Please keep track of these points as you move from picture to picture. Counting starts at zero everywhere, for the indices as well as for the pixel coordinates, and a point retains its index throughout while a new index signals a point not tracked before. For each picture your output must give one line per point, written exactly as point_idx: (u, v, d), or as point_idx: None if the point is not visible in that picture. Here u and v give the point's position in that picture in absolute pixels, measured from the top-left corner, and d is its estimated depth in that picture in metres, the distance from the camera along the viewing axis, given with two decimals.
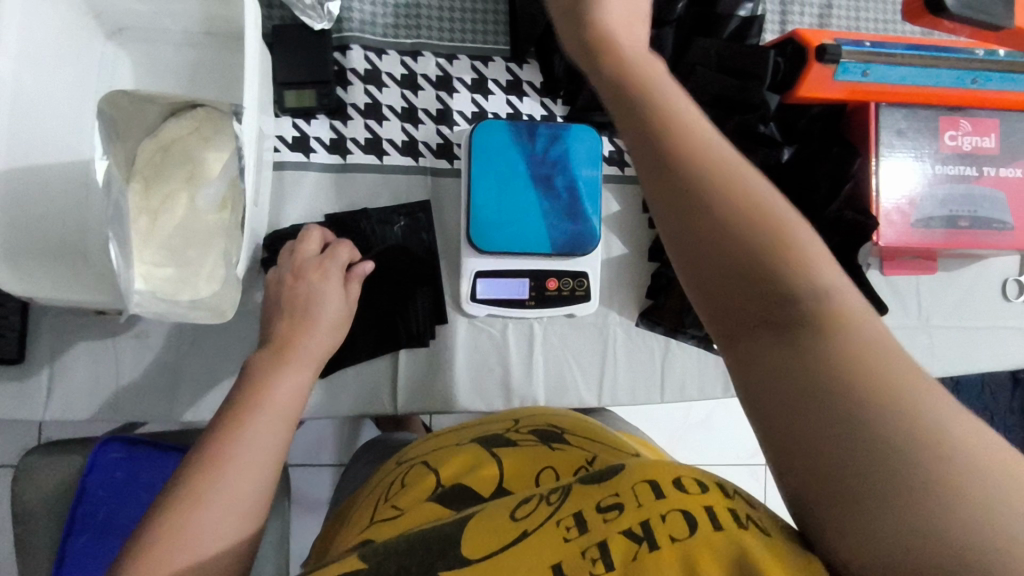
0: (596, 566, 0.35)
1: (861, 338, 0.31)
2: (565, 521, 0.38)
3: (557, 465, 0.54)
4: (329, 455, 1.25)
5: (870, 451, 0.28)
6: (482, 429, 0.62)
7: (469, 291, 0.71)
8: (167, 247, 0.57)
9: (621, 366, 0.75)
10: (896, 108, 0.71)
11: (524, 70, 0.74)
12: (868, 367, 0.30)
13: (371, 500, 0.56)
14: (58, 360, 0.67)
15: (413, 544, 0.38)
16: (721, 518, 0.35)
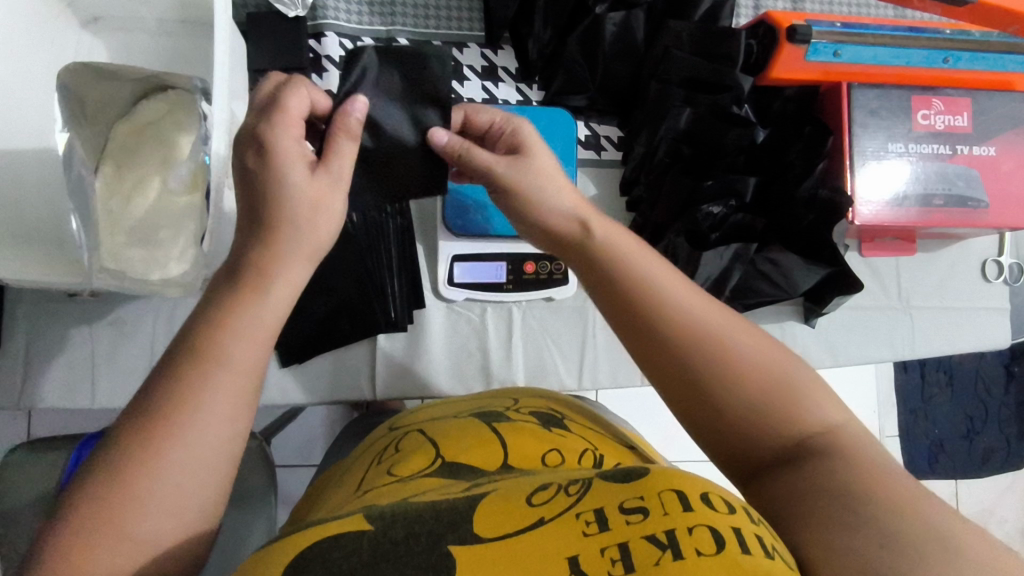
0: (614, 568, 0.29)
1: (788, 394, 0.40)
2: (584, 515, 0.32)
3: (561, 450, 0.51)
4: (317, 455, 1.24)
5: (840, 506, 0.33)
6: (478, 404, 0.62)
7: (447, 276, 0.72)
8: (137, 228, 0.57)
9: (600, 350, 0.75)
10: (868, 88, 0.71)
11: (499, 56, 0.75)
12: (794, 419, 0.39)
13: (362, 468, 0.56)
14: (34, 347, 0.66)
15: (425, 511, 0.32)
16: (749, 543, 0.30)
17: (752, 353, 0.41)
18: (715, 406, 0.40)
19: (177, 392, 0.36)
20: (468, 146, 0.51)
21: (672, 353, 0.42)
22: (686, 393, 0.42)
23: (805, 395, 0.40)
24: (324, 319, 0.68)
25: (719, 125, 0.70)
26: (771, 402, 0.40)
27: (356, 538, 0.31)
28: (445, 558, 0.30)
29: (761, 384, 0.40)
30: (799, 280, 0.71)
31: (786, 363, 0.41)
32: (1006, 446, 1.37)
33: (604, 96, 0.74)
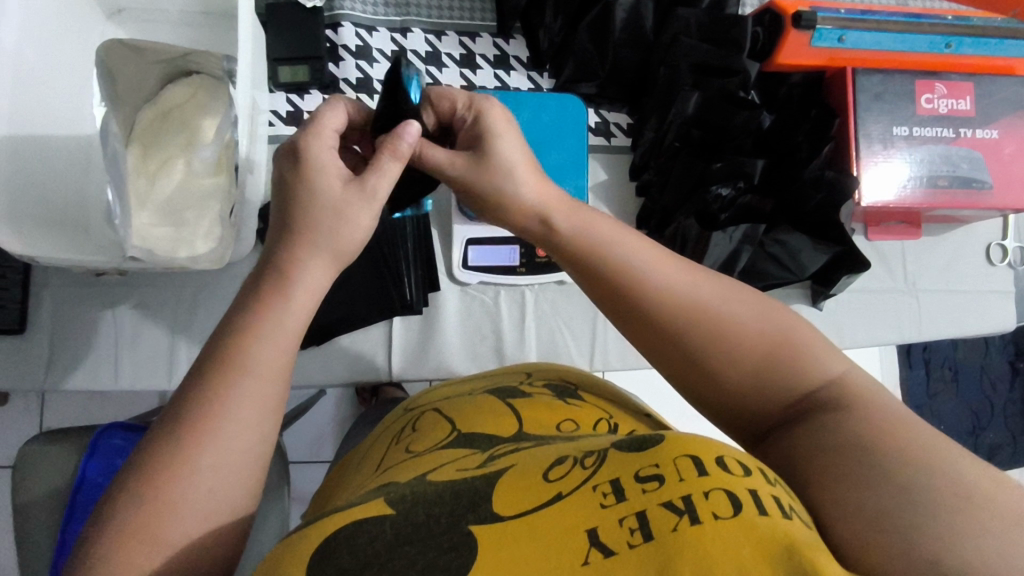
0: (633, 539, 0.28)
1: (784, 355, 0.38)
2: (601, 487, 0.31)
3: (576, 419, 0.50)
4: (328, 450, 1.25)
5: (846, 467, 0.32)
6: (491, 383, 0.62)
7: (461, 259, 0.74)
8: (164, 208, 0.59)
9: (612, 331, 0.76)
10: (873, 73, 0.72)
11: (511, 45, 0.76)
12: (793, 378, 0.38)
13: (380, 446, 0.56)
14: (58, 331, 0.68)
15: (445, 494, 0.32)
16: (769, 508, 0.28)
17: (743, 318, 0.39)
18: (721, 383, 0.39)
19: (216, 348, 0.37)
20: (421, 144, 0.47)
21: (661, 329, 0.41)
22: (685, 372, 0.41)
23: (802, 353, 0.38)
24: (342, 300, 0.70)
25: (727, 108, 0.71)
26: (768, 364, 0.38)
27: (379, 523, 0.30)
28: (466, 539, 0.29)
29: (755, 347, 0.39)
30: (807, 262, 0.73)
31: (778, 320, 0.40)
32: (1011, 442, 1.40)
33: (613, 84, 0.75)
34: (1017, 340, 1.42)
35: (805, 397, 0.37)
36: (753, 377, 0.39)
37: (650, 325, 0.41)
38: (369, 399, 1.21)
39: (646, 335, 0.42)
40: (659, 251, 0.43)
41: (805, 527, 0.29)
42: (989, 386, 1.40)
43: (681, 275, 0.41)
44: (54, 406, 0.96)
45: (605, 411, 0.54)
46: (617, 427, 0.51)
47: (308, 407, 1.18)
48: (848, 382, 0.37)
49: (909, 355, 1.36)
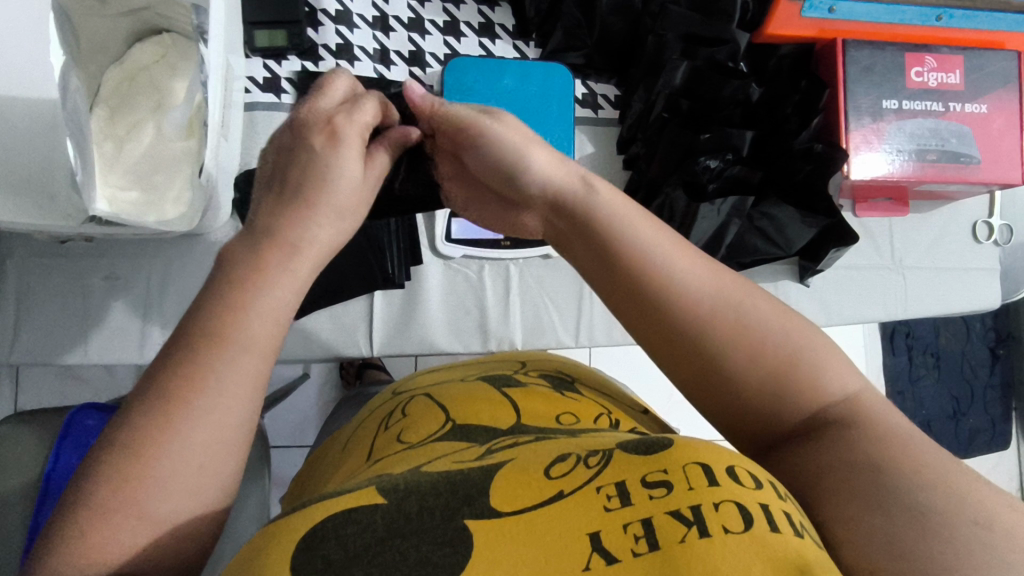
0: (638, 546, 0.28)
1: (799, 371, 0.36)
2: (605, 489, 0.31)
3: (570, 411, 0.49)
4: (311, 435, 1.23)
5: (853, 477, 0.32)
6: (485, 370, 0.61)
7: (444, 232, 0.72)
8: (134, 171, 0.56)
9: (598, 307, 0.75)
10: (863, 44, 0.71)
11: (496, 13, 0.74)
12: (804, 398, 0.36)
13: (368, 431, 0.55)
14: (26, 302, 0.65)
15: (442, 483, 0.32)
16: (777, 521, 0.29)
17: (760, 325, 0.37)
18: (734, 395, 0.37)
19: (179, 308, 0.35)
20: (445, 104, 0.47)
21: (674, 336, 0.38)
22: (698, 381, 0.38)
23: (818, 368, 0.36)
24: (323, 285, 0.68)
25: (716, 78, 0.71)
26: (781, 378, 0.36)
27: (372, 512, 0.30)
28: (461, 533, 0.29)
29: (770, 359, 0.36)
30: (793, 236, 0.73)
31: (807, 344, 0.37)
32: (990, 427, 1.41)
33: (601, 55, 0.74)
34: (997, 326, 1.43)
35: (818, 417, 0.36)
36: (772, 399, 0.36)
37: (664, 327, 0.39)
38: (353, 384, 1.20)
39: (657, 336, 0.39)
40: (675, 246, 0.40)
41: (813, 545, 0.29)
42: (970, 372, 1.41)
43: (701, 276, 0.39)
44: (27, 384, 0.94)
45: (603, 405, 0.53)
46: (618, 423, 0.49)
47: (291, 390, 1.16)
48: (862, 400, 0.36)
49: (891, 340, 1.36)
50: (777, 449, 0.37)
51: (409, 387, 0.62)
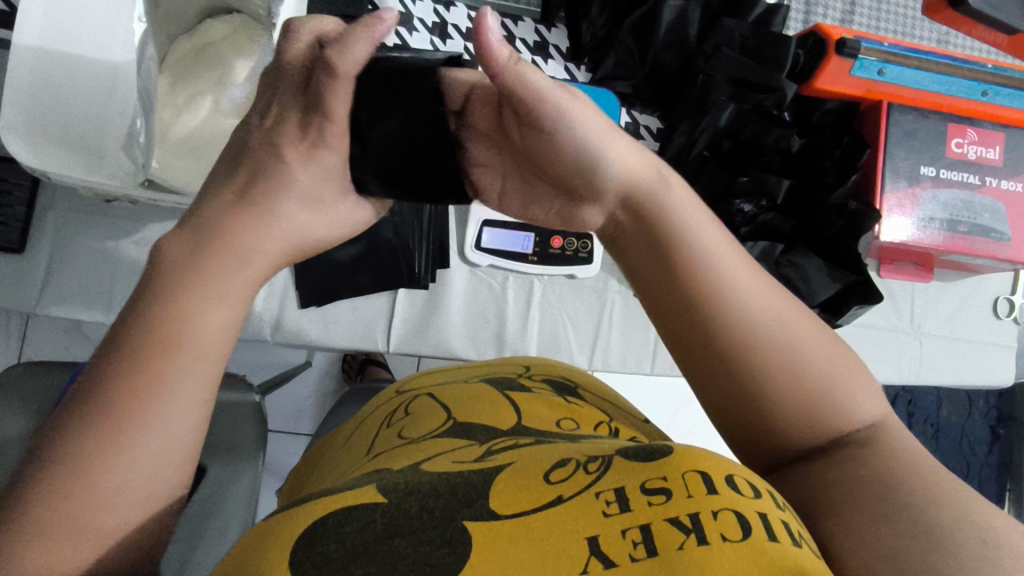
0: (636, 552, 0.29)
1: (822, 389, 0.38)
2: (604, 495, 0.31)
3: (576, 416, 0.50)
4: (306, 425, 1.24)
5: (862, 498, 0.34)
6: (491, 372, 0.61)
7: (474, 240, 0.72)
8: (184, 145, 0.57)
9: (615, 332, 0.75)
10: (906, 110, 0.73)
11: (553, 33, 0.76)
12: (822, 417, 0.38)
13: (371, 428, 0.56)
14: (57, 254, 0.67)
15: (441, 487, 0.33)
16: (779, 530, 0.29)
17: (791, 345, 0.39)
18: (767, 417, 0.39)
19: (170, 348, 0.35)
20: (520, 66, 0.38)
21: (714, 351, 0.40)
22: (726, 399, 0.40)
23: (841, 389, 0.38)
24: (347, 279, 0.70)
25: (761, 123, 0.72)
26: (804, 398, 0.38)
27: (372, 510, 0.31)
28: (460, 534, 0.30)
29: (796, 378, 0.38)
30: (817, 288, 0.74)
31: (844, 372, 0.39)
32: None
33: (649, 87, 0.75)
34: (1000, 406, 1.43)
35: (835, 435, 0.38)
36: (802, 420, 0.38)
37: (706, 342, 0.40)
38: (354, 378, 1.21)
39: (697, 351, 0.41)
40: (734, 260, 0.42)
41: (812, 555, 0.30)
42: (967, 447, 1.40)
43: (754, 295, 0.40)
44: (34, 336, 0.95)
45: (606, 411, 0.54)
46: (619, 432, 0.50)
47: (292, 377, 1.16)
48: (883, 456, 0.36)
49: (892, 406, 1.36)
50: (787, 468, 0.39)
51: (414, 387, 0.63)
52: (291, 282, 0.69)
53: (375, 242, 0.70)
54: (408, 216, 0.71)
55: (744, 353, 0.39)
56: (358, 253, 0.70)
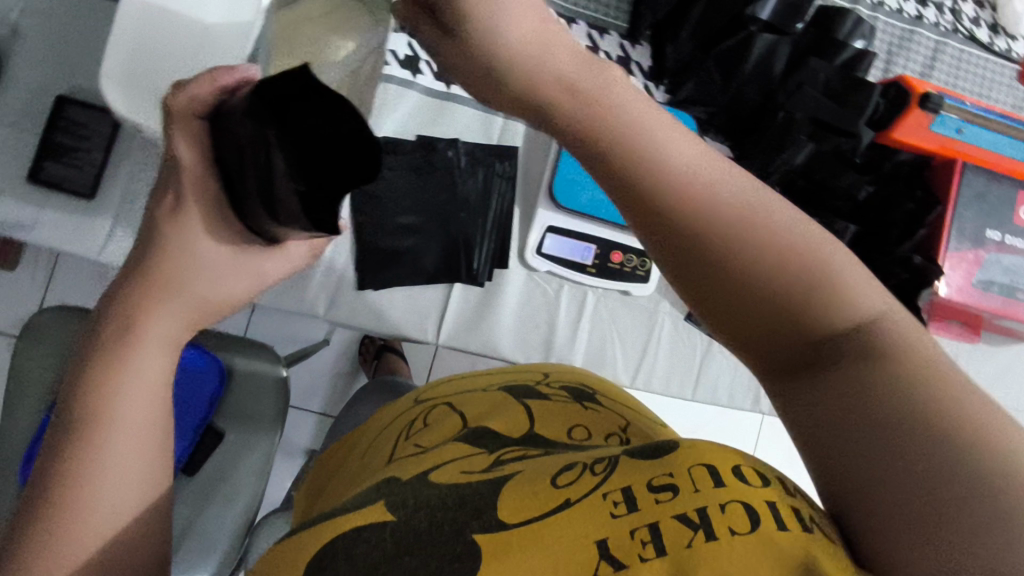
0: (645, 552, 0.29)
1: (831, 277, 0.31)
2: (612, 496, 0.31)
3: (590, 425, 0.52)
4: (317, 403, 1.27)
5: (883, 445, 0.27)
6: (509, 378, 0.62)
7: (536, 244, 0.72)
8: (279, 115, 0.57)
9: (661, 354, 0.76)
10: (981, 172, 0.73)
11: (636, 50, 0.76)
12: (835, 309, 0.30)
13: (390, 436, 0.57)
14: (127, 204, 0.67)
15: (450, 500, 0.34)
16: (787, 518, 0.29)
17: (713, 194, 0.31)
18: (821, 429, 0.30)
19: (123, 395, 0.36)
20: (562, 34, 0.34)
21: (681, 226, 0.31)
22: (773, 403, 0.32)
23: (817, 265, 0.31)
24: (408, 268, 0.70)
25: (837, 166, 0.73)
26: (794, 288, 0.30)
27: (380, 530, 0.32)
28: (471, 548, 0.31)
29: (745, 248, 0.31)
30: None
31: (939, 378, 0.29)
32: None
33: (725, 115, 0.76)
34: None
35: (847, 330, 0.30)
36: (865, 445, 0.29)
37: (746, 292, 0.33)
38: (369, 363, 1.23)
39: (637, 219, 0.33)
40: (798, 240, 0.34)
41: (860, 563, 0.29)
42: None
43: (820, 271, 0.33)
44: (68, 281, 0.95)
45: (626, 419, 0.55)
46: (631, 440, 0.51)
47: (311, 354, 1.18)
48: None
49: None
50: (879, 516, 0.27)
51: (433, 395, 0.63)
52: (352, 262, 0.69)
53: (439, 235, 0.71)
54: (476, 212, 0.72)
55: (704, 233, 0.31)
56: (421, 243, 0.70)
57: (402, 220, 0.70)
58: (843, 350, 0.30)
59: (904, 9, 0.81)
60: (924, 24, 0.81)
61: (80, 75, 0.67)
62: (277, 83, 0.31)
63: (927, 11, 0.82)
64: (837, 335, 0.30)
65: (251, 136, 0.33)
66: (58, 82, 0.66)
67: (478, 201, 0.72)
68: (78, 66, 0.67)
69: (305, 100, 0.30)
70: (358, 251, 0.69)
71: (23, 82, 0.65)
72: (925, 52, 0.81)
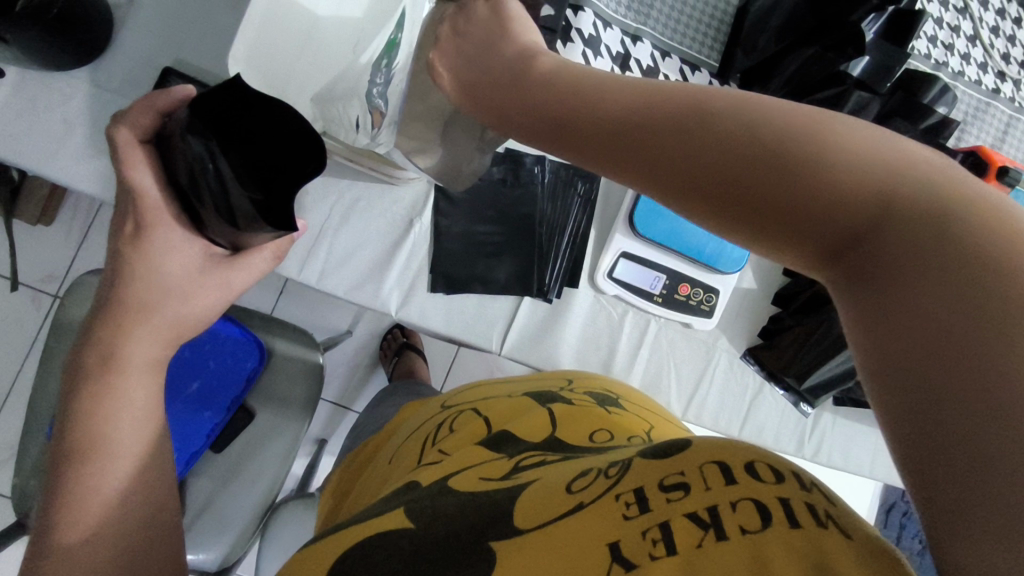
0: (655, 549, 0.30)
1: (850, 154, 0.30)
2: (624, 497, 0.34)
3: (612, 429, 0.51)
4: (332, 392, 1.27)
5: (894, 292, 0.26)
6: (535, 385, 0.63)
7: (608, 267, 0.73)
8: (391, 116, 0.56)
9: (713, 389, 0.77)
10: None
11: (723, 90, 0.78)
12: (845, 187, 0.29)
13: (418, 435, 0.57)
14: None
15: (467, 508, 0.38)
16: (797, 513, 0.29)
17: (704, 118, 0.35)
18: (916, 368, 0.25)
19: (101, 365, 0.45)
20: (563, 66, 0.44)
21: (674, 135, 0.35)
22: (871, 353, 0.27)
23: (829, 142, 0.30)
24: (482, 276, 0.71)
25: None
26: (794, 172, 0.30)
27: (400, 538, 0.37)
28: (483, 555, 0.34)
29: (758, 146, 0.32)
30: None
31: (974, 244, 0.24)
32: None
33: None
34: None
35: (870, 209, 0.28)
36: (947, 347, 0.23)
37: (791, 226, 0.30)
38: (389, 359, 1.24)
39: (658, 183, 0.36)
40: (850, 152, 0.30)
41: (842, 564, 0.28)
42: None
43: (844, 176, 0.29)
44: None
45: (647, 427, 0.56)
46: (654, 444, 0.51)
47: (336, 344, 1.19)
48: None
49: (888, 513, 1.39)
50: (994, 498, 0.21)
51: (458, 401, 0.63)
52: (427, 263, 0.70)
53: (516, 247, 0.72)
54: (554, 228, 0.73)
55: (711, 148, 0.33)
56: (498, 253, 0.72)
57: (482, 229, 0.72)
58: (869, 225, 0.28)
59: (983, 81, 0.83)
60: (1000, 98, 0.83)
61: (185, 49, 0.67)
62: (208, 96, 0.37)
63: (1004, 85, 0.84)
64: (858, 217, 0.28)
65: (193, 152, 0.39)
66: (165, 54, 0.67)
67: (557, 219, 0.74)
68: (185, 40, 0.67)
69: (256, 110, 0.39)
70: (435, 253, 0.70)
71: (132, 50, 0.66)
72: (998, 125, 0.83)
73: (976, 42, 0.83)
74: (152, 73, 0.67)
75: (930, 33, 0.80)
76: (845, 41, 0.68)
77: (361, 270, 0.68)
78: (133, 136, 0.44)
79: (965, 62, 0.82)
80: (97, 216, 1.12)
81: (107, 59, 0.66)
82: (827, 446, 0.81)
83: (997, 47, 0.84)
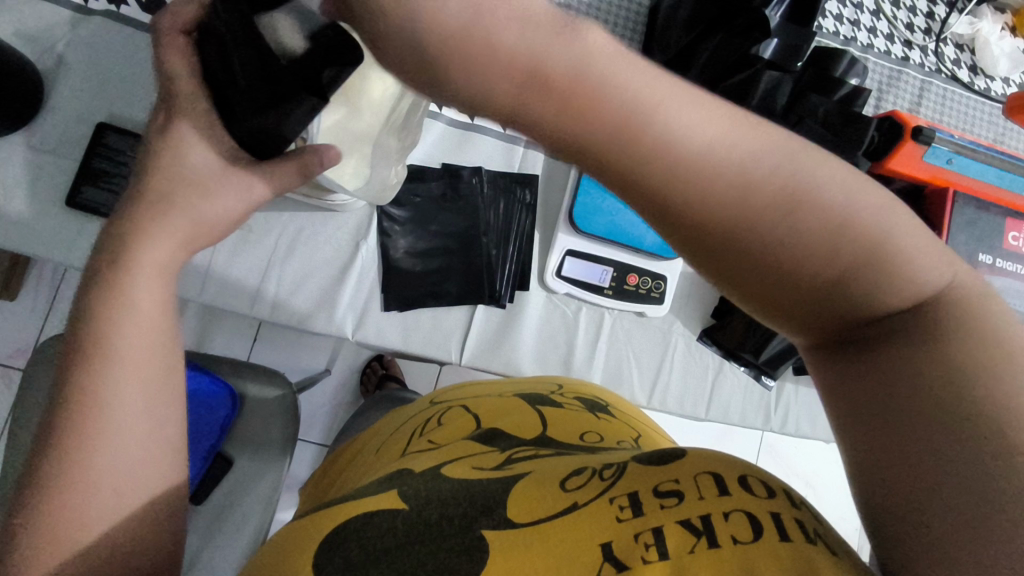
0: (648, 555, 0.31)
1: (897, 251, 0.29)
2: (618, 500, 0.34)
3: (600, 429, 0.51)
4: (316, 432, 1.26)
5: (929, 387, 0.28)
6: (525, 387, 0.62)
7: (556, 267, 0.75)
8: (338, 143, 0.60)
9: (675, 373, 0.79)
10: (969, 201, 0.78)
11: None
12: (895, 284, 0.29)
13: (404, 431, 0.56)
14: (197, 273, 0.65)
15: (459, 495, 0.37)
16: (789, 529, 0.31)
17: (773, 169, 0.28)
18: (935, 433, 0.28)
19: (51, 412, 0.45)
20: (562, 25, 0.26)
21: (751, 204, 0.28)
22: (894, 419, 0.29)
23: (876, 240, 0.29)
24: (432, 287, 0.72)
25: None
26: (858, 267, 0.29)
27: (393, 517, 0.36)
28: (478, 542, 0.34)
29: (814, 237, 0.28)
30: None
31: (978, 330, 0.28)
32: None
33: None
34: None
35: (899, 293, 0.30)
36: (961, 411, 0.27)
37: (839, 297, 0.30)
38: (370, 390, 1.23)
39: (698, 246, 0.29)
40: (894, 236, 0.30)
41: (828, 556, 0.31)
42: None
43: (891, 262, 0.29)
44: None
45: (635, 430, 0.55)
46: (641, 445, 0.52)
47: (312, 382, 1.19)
48: None
49: None
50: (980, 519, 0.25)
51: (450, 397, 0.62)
52: (379, 282, 0.71)
53: (466, 256, 0.74)
54: (498, 232, 0.75)
55: (767, 234, 0.28)
56: (448, 265, 0.73)
57: (428, 244, 0.73)
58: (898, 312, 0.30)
59: (892, 50, 0.87)
60: (910, 64, 0.87)
61: (119, 103, 0.69)
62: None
63: (912, 52, 0.88)
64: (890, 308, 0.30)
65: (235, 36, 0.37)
66: (100, 111, 0.69)
67: (499, 224, 0.76)
68: (115, 94, 0.69)
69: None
70: (384, 273, 0.71)
71: (65, 109, 0.68)
72: (912, 90, 0.87)
73: (880, 15, 0.87)
74: (88, 129, 0.68)
75: (835, 11, 0.85)
76: (750, 26, 0.72)
77: (315, 297, 0.69)
78: (177, 37, 0.45)
79: (873, 34, 0.86)
80: (60, 283, 1.12)
81: (41, 121, 0.67)
82: (794, 415, 0.82)
83: (900, 17, 0.88)
